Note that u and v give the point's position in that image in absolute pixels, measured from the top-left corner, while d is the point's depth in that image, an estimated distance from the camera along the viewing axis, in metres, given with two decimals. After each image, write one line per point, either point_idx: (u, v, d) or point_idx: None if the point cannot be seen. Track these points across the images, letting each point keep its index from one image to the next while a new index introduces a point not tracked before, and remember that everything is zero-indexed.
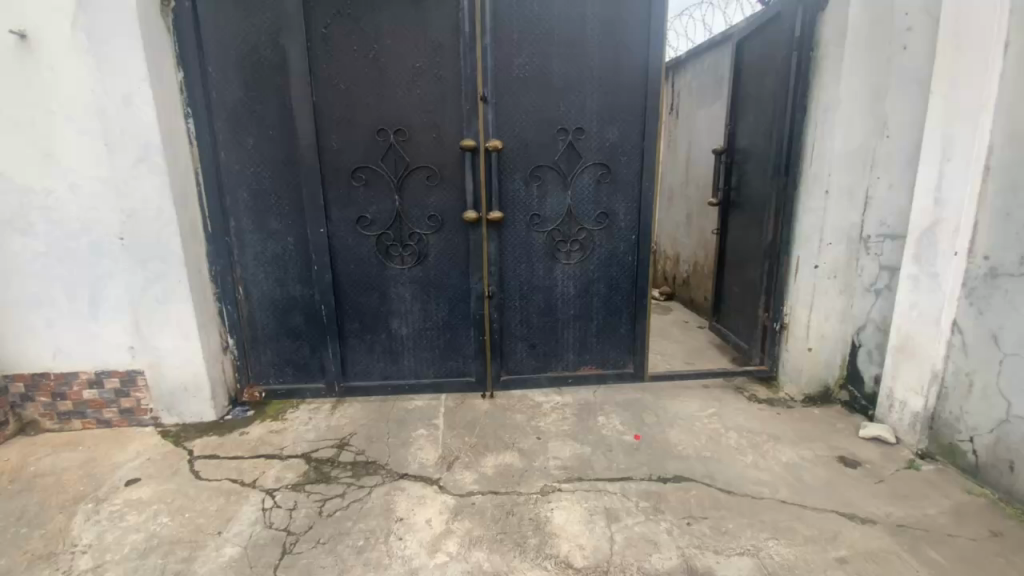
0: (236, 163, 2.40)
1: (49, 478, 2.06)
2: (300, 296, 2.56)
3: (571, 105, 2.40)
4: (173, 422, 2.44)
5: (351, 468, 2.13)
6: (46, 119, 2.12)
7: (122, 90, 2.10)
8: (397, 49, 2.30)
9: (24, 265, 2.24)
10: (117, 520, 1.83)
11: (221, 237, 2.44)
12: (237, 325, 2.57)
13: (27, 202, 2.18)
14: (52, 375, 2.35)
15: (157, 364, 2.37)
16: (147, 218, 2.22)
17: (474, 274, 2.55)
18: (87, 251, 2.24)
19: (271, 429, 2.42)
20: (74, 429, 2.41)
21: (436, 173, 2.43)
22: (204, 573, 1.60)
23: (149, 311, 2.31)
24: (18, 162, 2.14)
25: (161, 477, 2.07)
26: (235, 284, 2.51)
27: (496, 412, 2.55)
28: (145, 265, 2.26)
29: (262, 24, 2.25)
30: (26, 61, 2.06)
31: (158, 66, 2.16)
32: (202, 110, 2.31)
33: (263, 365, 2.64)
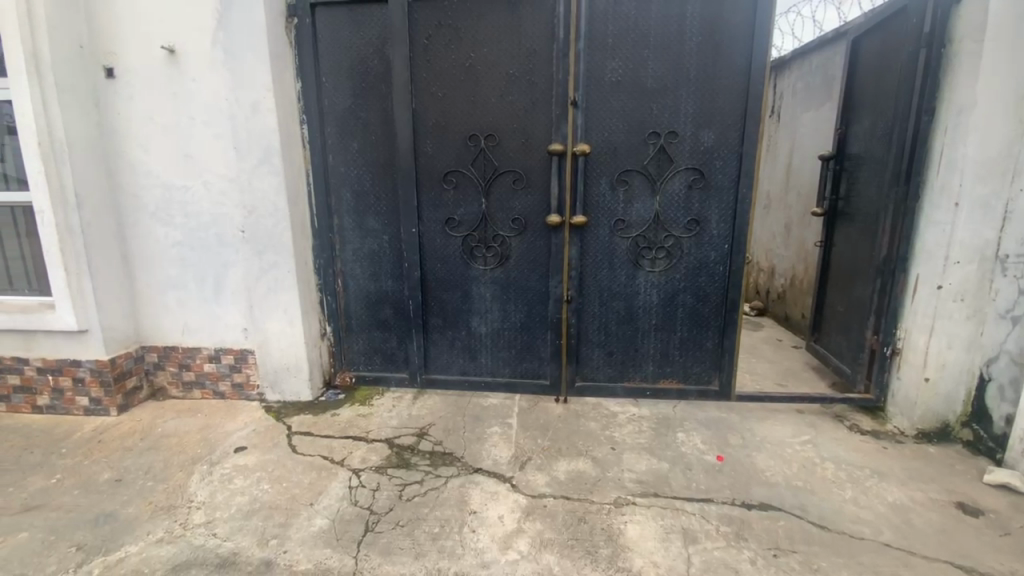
0: (342, 165, 2.59)
1: (174, 439, 2.35)
2: (391, 290, 2.71)
3: (665, 108, 2.34)
4: (275, 399, 2.68)
5: (429, 457, 2.21)
6: (188, 124, 2.42)
7: (250, 99, 2.34)
8: (493, 56, 2.37)
9: (164, 250, 2.57)
10: (225, 482, 2.04)
11: (325, 233, 2.65)
12: (334, 314, 2.76)
13: (170, 197, 2.51)
14: (180, 349, 2.67)
15: (265, 345, 2.61)
16: (264, 213, 2.45)
17: (555, 277, 2.55)
18: (215, 241, 2.53)
19: (359, 413, 2.58)
20: (195, 397, 2.72)
21: (522, 177, 2.47)
22: (296, 539, 1.74)
23: (261, 297, 2.55)
24: (163, 161, 2.47)
25: (264, 447, 2.28)
26: (335, 276, 2.71)
27: (571, 417, 2.53)
28: (261, 256, 2.50)
29: (371, 36, 2.43)
30: (174, 73, 2.38)
31: (281, 77, 2.38)
32: (315, 117, 2.53)
33: (355, 352, 2.82)
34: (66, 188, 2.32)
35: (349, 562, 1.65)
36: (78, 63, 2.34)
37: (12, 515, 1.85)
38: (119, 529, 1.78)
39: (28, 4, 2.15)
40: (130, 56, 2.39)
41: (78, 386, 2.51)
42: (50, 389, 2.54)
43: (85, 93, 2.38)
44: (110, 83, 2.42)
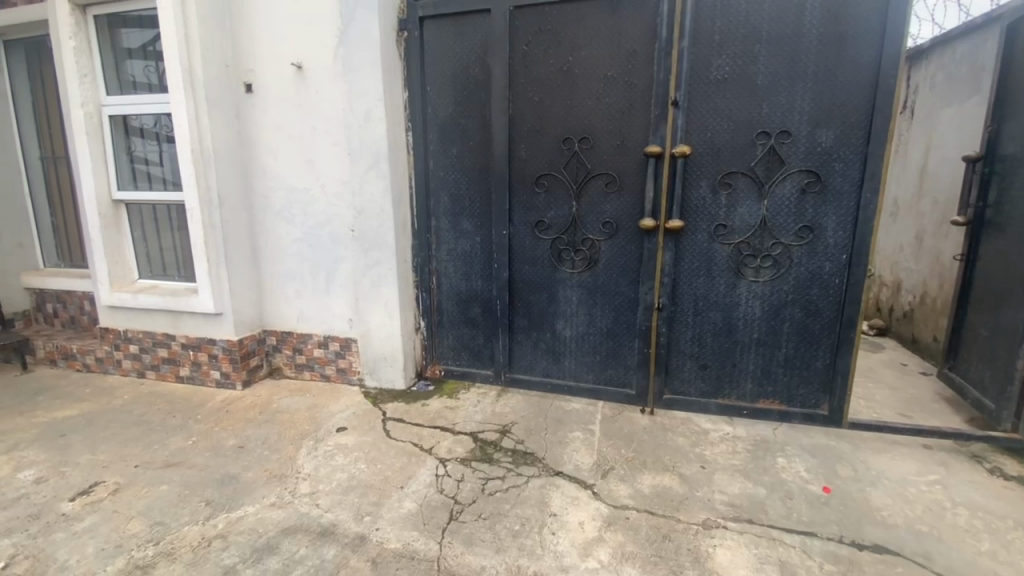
0: (441, 169, 2.72)
1: (286, 415, 2.60)
2: (481, 289, 2.79)
3: (776, 106, 2.19)
4: (372, 386, 2.87)
5: (511, 455, 2.24)
6: (310, 132, 2.69)
7: (364, 108, 2.54)
8: (591, 59, 2.37)
9: (286, 246, 2.87)
10: (327, 459, 2.22)
11: (424, 234, 2.80)
12: (428, 310, 2.90)
13: (293, 198, 2.79)
14: (295, 334, 2.96)
15: (367, 335, 2.81)
16: (371, 213, 2.64)
17: (646, 283, 2.48)
18: (328, 238, 2.78)
19: (446, 405, 2.68)
20: (305, 378, 2.99)
21: (616, 180, 2.44)
22: (387, 519, 1.85)
23: (365, 291, 2.75)
24: (289, 166, 2.76)
25: (361, 429, 2.45)
26: (431, 274, 2.86)
27: (657, 430, 2.43)
28: (367, 253, 2.70)
29: (474, 45, 2.53)
30: (301, 86, 2.65)
31: (391, 86, 2.56)
32: (419, 124, 2.68)
33: (445, 347, 2.94)
34: (211, 189, 2.68)
35: (434, 546, 1.72)
36: (224, 82, 2.68)
37: (159, 468, 2.16)
38: (240, 491, 2.01)
39: (189, 33, 2.52)
40: (264, 73, 2.70)
41: (212, 361, 2.87)
42: (190, 363, 2.92)
43: (228, 107, 2.72)
44: (248, 98, 2.75)
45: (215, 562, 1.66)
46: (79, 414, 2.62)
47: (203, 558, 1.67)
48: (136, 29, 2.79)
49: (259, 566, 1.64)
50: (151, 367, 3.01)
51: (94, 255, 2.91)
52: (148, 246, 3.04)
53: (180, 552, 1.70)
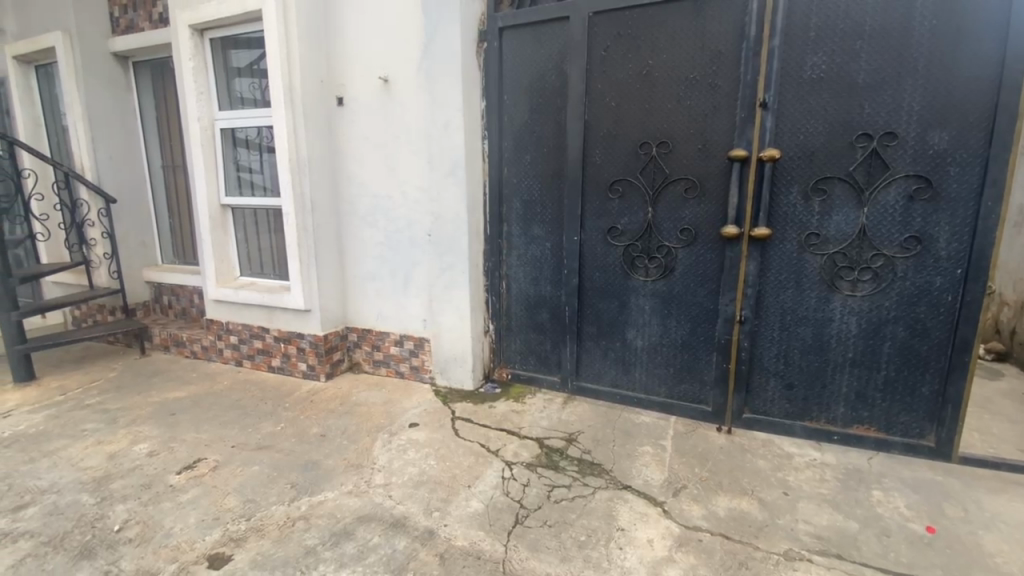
0: (515, 176, 2.76)
1: (363, 407, 2.74)
2: (550, 295, 2.79)
3: (880, 106, 2.02)
4: (443, 385, 2.95)
5: (578, 464, 2.21)
6: (394, 141, 2.83)
7: (444, 118, 2.64)
8: (673, 62, 2.31)
9: (368, 248, 3.04)
10: (400, 453, 2.31)
11: (496, 239, 2.85)
12: (498, 314, 2.95)
13: (376, 203, 2.95)
14: (374, 331, 3.12)
15: (439, 336, 2.90)
16: (447, 219, 2.74)
17: (726, 294, 2.37)
18: (406, 241, 2.91)
19: (513, 409, 2.70)
20: (381, 374, 3.14)
21: (696, 186, 2.35)
22: (455, 517, 1.89)
23: (438, 293, 2.84)
24: (373, 173, 2.92)
25: (432, 426, 2.53)
26: (501, 279, 2.90)
27: (734, 450, 2.30)
28: (441, 256, 2.79)
29: (551, 52, 2.55)
30: (386, 98, 2.80)
31: (469, 96, 2.64)
32: (495, 131, 2.74)
33: (513, 351, 2.97)
34: (305, 195, 2.90)
35: (500, 548, 1.74)
36: (319, 95, 2.90)
37: (251, 450, 2.35)
38: (321, 477, 2.14)
39: (291, 53, 2.76)
40: (354, 86, 2.88)
41: (300, 354, 3.09)
42: (280, 354, 3.16)
43: (321, 119, 2.93)
44: (339, 110, 2.95)
45: (298, 541, 1.77)
46: (186, 396, 2.91)
47: (287, 536, 1.79)
48: (245, 49, 3.08)
49: (337, 549, 1.73)
50: (246, 356, 3.28)
51: (204, 253, 3.24)
52: (248, 246, 3.33)
53: (268, 529, 1.83)
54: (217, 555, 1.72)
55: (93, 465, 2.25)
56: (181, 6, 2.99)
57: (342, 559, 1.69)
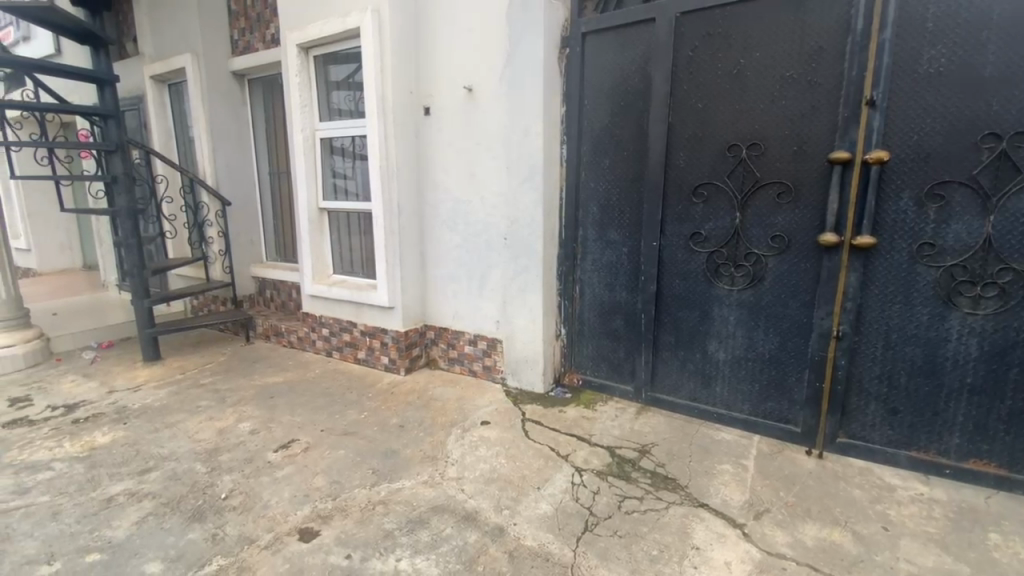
0: (592, 181, 2.75)
1: (438, 403, 2.84)
2: (625, 302, 2.74)
3: (1013, 101, 1.79)
4: (514, 386, 2.99)
5: (651, 477, 2.15)
6: (475, 146, 2.92)
7: (524, 124, 2.68)
8: (767, 61, 2.20)
9: (447, 251, 3.16)
10: (472, 449, 2.37)
11: (570, 243, 2.85)
12: (571, 319, 2.94)
13: (456, 207, 3.07)
14: (450, 330, 3.23)
15: (511, 338, 2.95)
16: (523, 223, 2.78)
17: (822, 307, 2.20)
18: (483, 245, 2.99)
19: (584, 415, 2.67)
20: (455, 372, 3.25)
21: (790, 191, 2.21)
22: (524, 517, 1.91)
23: (512, 296, 2.89)
24: (455, 178, 3.04)
25: (503, 425, 2.57)
26: (574, 284, 2.89)
27: (825, 476, 2.12)
28: (516, 260, 2.84)
29: (635, 56, 2.52)
30: (469, 106, 2.90)
31: (550, 102, 2.67)
32: (574, 135, 2.75)
33: (585, 357, 2.94)
34: (392, 199, 3.09)
35: (569, 553, 1.73)
36: (408, 105, 3.07)
37: (337, 435, 2.52)
38: (398, 466, 2.25)
39: (385, 66, 2.95)
40: (440, 96, 3.01)
41: (383, 348, 3.27)
42: (365, 347, 3.37)
43: (409, 127, 3.10)
44: (425, 119, 3.11)
45: (378, 525, 1.87)
46: (282, 382, 3.19)
47: (368, 519, 1.90)
48: (343, 64, 3.32)
49: (412, 536, 1.81)
50: (335, 348, 3.53)
51: (303, 252, 3.54)
52: (340, 246, 3.59)
53: (351, 510, 1.96)
54: (306, 529, 1.86)
55: (205, 438, 2.53)
56: (290, 27, 3.30)
57: (417, 546, 1.76)
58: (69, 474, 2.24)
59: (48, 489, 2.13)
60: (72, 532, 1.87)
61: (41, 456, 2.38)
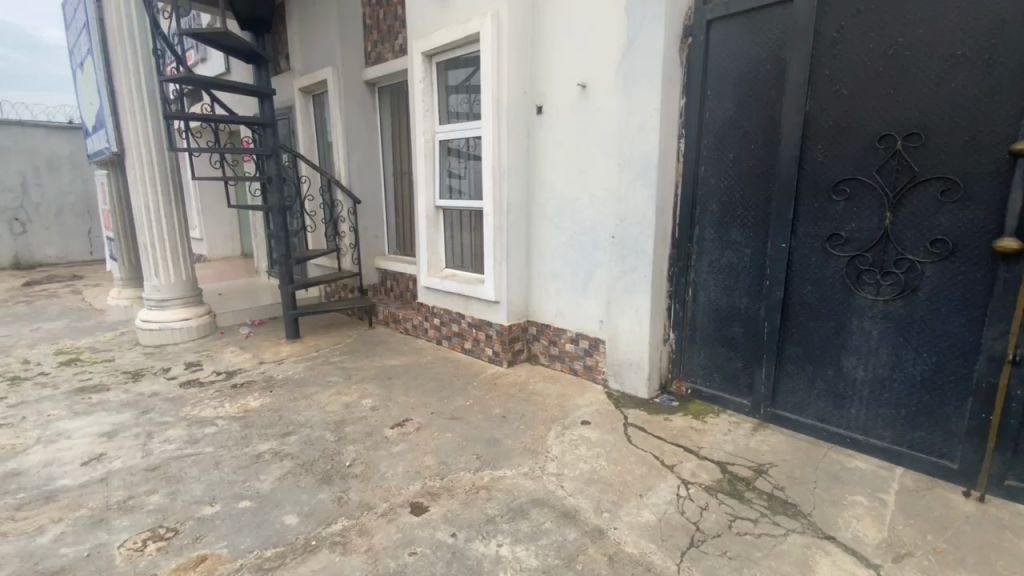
0: (713, 177, 2.59)
1: (539, 397, 2.89)
2: (744, 308, 2.55)
3: None
4: (616, 388, 2.93)
5: (767, 500, 1.98)
6: (586, 143, 2.90)
7: (639, 119, 2.60)
8: (933, 38, 1.90)
9: (554, 248, 3.18)
10: (572, 447, 2.37)
11: (685, 243, 2.71)
12: (681, 323, 2.81)
13: (564, 205, 3.07)
14: (553, 328, 3.26)
15: (616, 338, 2.88)
16: (633, 221, 2.70)
17: (995, 326, 1.86)
18: (591, 243, 2.96)
19: (692, 426, 2.54)
20: (556, 369, 3.26)
21: (958, 188, 1.90)
22: (625, 522, 1.86)
23: (618, 296, 2.83)
24: (565, 176, 3.04)
25: (604, 427, 2.54)
26: (687, 286, 2.75)
27: (990, 525, 1.79)
28: (624, 259, 2.77)
29: (767, 41, 2.32)
30: (582, 103, 2.88)
31: (669, 95, 2.56)
32: (694, 129, 2.61)
33: (695, 364, 2.79)
34: (502, 197, 3.18)
35: (672, 566, 1.66)
36: (522, 105, 3.14)
37: (445, 419, 2.67)
38: (501, 454, 2.32)
39: (502, 68, 3.05)
40: (554, 94, 3.04)
41: (488, 340, 3.39)
42: (472, 338, 3.52)
43: (522, 126, 3.17)
44: (538, 118, 3.15)
45: (481, 509, 1.95)
46: (398, 365, 3.45)
47: (472, 502, 1.99)
48: (462, 68, 3.48)
49: (513, 524, 1.86)
50: (445, 337, 3.74)
51: (420, 246, 3.79)
52: (453, 242, 3.78)
53: (456, 491, 2.06)
54: (417, 503, 1.99)
55: (333, 410, 2.82)
56: (417, 37, 3.53)
57: (517, 535, 1.81)
58: (228, 431, 2.63)
59: (212, 442, 2.53)
60: (228, 480, 2.20)
61: (209, 413, 2.84)
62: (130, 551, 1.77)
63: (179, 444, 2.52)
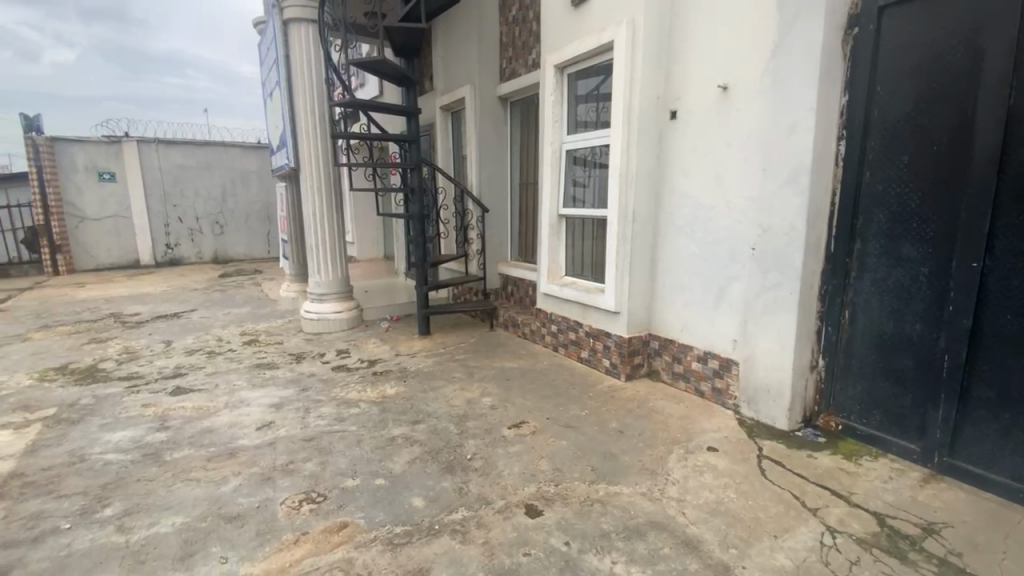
0: (880, 183, 2.27)
1: (660, 416, 2.77)
2: (917, 336, 2.18)
3: None
4: (749, 415, 2.69)
5: (940, 566, 1.65)
6: (725, 149, 2.72)
7: (790, 121, 2.37)
8: None
9: (683, 259, 3.04)
10: (696, 473, 2.23)
11: (842, 258, 2.41)
12: (832, 348, 2.49)
13: (697, 214, 2.92)
14: (677, 343, 3.11)
15: (752, 359, 2.65)
16: (779, 232, 2.47)
17: None
18: (726, 255, 2.77)
19: (841, 467, 2.22)
20: (680, 388, 3.09)
21: None
22: (755, 563, 1.70)
23: (757, 313, 2.60)
24: (700, 184, 2.89)
25: (733, 456, 2.34)
26: (842, 307, 2.43)
27: None
28: (766, 274, 2.54)
29: (959, 24, 1.97)
30: (723, 106, 2.72)
31: (827, 93, 2.30)
32: (858, 130, 2.31)
33: (849, 397, 2.46)
34: (629, 205, 3.12)
35: None
36: (655, 111, 3.05)
37: (562, 426, 2.68)
38: (618, 470, 2.27)
39: (635, 75, 3.00)
40: (691, 98, 2.91)
41: (606, 350, 3.34)
42: (589, 348, 3.49)
43: (654, 133, 3.08)
44: (672, 123, 3.04)
45: (596, 522, 1.92)
46: (517, 367, 3.56)
47: (587, 513, 1.97)
48: (592, 77, 3.49)
49: (629, 543, 1.80)
50: (561, 345, 3.76)
51: (541, 254, 3.87)
52: (574, 250, 3.80)
53: (571, 500, 2.06)
54: (533, 506, 2.03)
55: (457, 404, 3.00)
56: (550, 50, 3.63)
57: (633, 555, 1.75)
58: (368, 413, 2.94)
59: (355, 421, 2.84)
60: (367, 458, 2.45)
61: (353, 395, 3.20)
62: (289, 508, 2.06)
63: (329, 420, 2.87)
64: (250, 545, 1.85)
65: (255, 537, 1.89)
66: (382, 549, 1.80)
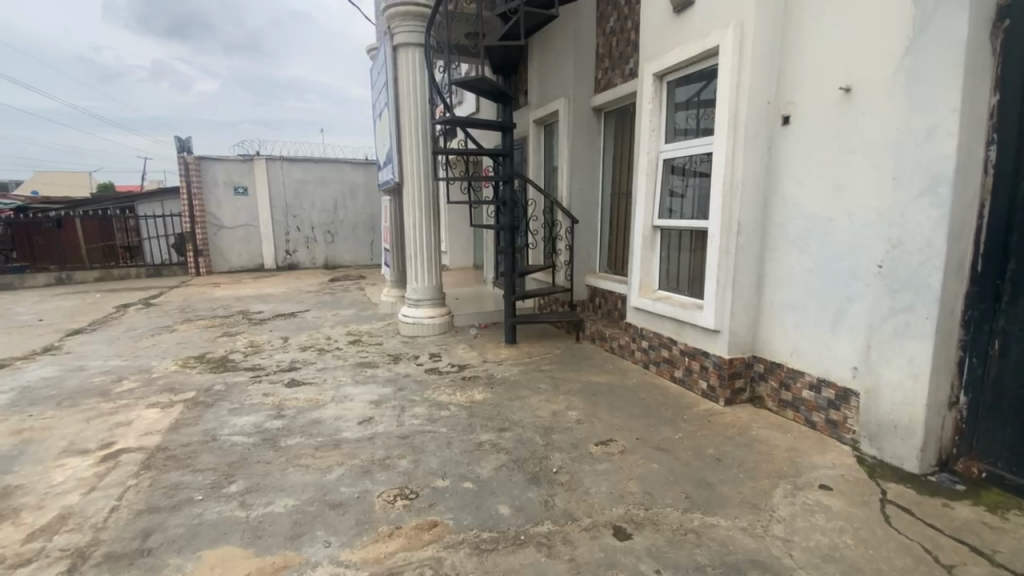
0: None
1: (764, 446, 2.55)
2: None
3: None
4: (870, 453, 2.39)
5: None
6: (847, 157, 2.48)
7: (928, 124, 2.10)
8: None
9: (795, 275, 2.80)
10: (805, 512, 2.02)
11: (992, 280, 2.07)
12: (976, 383, 2.14)
13: (813, 227, 2.68)
14: (785, 368, 2.87)
15: (875, 391, 2.36)
16: (912, 249, 2.18)
17: None
18: (847, 273, 2.51)
19: (985, 520, 1.90)
20: (787, 417, 2.84)
21: None
22: None
23: (883, 339, 2.31)
24: (817, 194, 2.65)
25: (850, 498, 2.09)
26: (992, 336, 2.09)
27: None
28: (896, 295, 2.25)
29: None
30: (845, 110, 2.48)
31: (974, 92, 2.00)
32: (1015, 134, 1.98)
33: (996, 440, 2.10)
34: (734, 217, 2.93)
35: None
36: (764, 117, 2.87)
37: (652, 448, 2.57)
38: (714, 500, 2.12)
39: (742, 80, 2.84)
40: (806, 102, 2.69)
41: (702, 371, 3.16)
42: (683, 367, 3.33)
43: (763, 140, 2.88)
44: (784, 129, 2.83)
45: (689, 553, 1.81)
46: (605, 382, 3.48)
47: (680, 543, 1.87)
48: (693, 84, 3.36)
49: None
50: (653, 362, 3.62)
51: (633, 267, 3.77)
52: (668, 263, 3.66)
53: (662, 527, 1.96)
54: (621, 528, 1.96)
55: (543, 415, 3.00)
56: (649, 59, 3.55)
57: None
58: (458, 417, 3.04)
59: (446, 424, 2.95)
60: (456, 460, 2.53)
61: (445, 399, 3.33)
62: (385, 502, 2.19)
63: (422, 421, 3.01)
64: (349, 533, 1.98)
65: (354, 525, 2.03)
66: (469, 553, 1.85)
